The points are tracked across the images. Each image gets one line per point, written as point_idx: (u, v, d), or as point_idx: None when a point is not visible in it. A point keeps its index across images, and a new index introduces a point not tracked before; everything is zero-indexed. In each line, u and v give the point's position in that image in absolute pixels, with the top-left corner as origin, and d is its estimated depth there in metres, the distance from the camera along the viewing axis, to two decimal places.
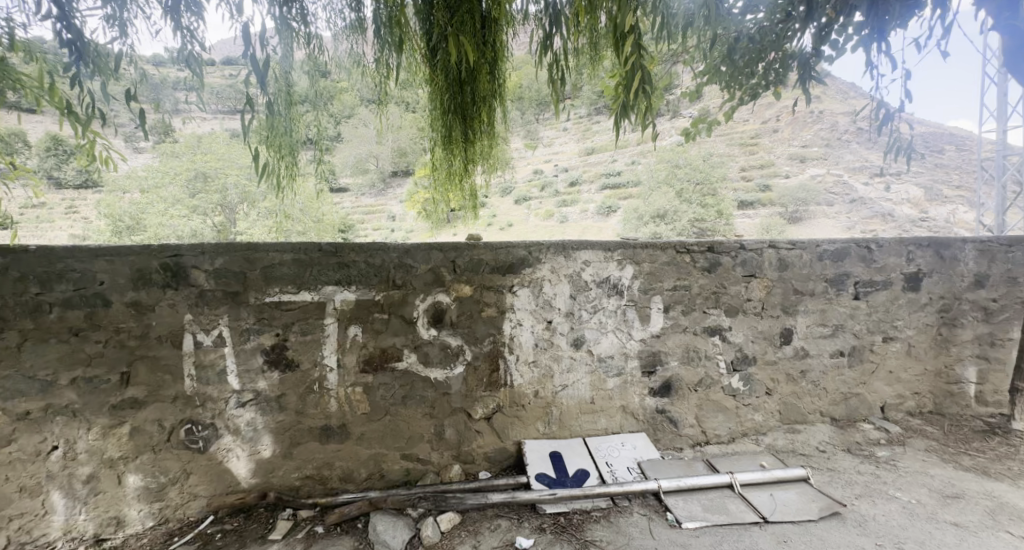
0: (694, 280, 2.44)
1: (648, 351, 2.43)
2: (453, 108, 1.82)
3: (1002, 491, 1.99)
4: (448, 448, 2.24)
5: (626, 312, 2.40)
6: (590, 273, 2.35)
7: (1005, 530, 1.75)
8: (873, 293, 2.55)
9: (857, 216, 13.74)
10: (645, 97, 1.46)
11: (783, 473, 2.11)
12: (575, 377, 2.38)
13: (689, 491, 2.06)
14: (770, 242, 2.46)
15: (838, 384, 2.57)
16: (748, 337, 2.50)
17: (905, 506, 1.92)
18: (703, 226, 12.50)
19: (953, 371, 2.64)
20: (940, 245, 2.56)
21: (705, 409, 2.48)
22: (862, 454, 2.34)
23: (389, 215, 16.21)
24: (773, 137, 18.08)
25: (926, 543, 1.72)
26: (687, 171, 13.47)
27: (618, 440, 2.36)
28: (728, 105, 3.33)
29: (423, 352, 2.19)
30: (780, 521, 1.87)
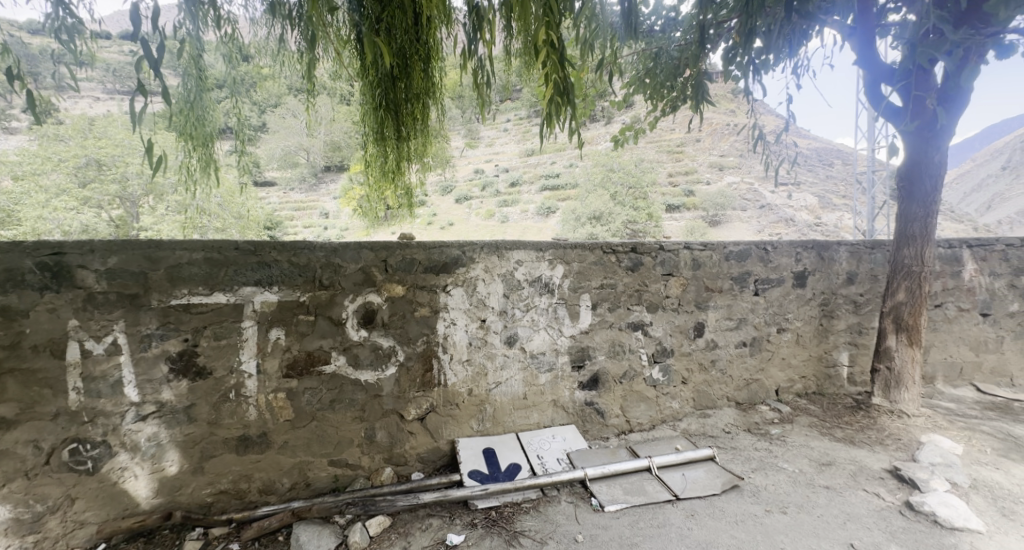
0: (619, 278, 2.60)
1: (577, 347, 2.55)
2: (385, 103, 1.79)
3: (864, 456, 2.33)
4: (379, 451, 2.19)
5: (557, 309, 2.50)
6: (522, 272, 2.41)
7: (864, 489, 2.06)
8: (770, 290, 2.88)
9: (765, 220, 15.22)
10: (567, 106, 1.51)
11: (694, 454, 2.31)
12: (508, 374, 2.43)
13: (612, 477, 2.20)
14: (685, 243, 2.69)
15: (741, 371, 2.86)
16: (666, 331, 2.71)
17: (790, 475, 2.20)
18: (635, 228, 13.21)
19: (832, 356, 3.04)
20: (822, 248, 2.95)
21: (629, 399, 2.65)
22: (759, 432, 2.63)
23: (320, 211, 15.33)
24: (695, 146, 19.62)
25: (804, 505, 1.98)
26: (621, 176, 14.16)
27: (549, 433, 2.46)
28: (652, 116, 3.58)
29: (352, 354, 2.13)
30: (689, 497, 2.06)
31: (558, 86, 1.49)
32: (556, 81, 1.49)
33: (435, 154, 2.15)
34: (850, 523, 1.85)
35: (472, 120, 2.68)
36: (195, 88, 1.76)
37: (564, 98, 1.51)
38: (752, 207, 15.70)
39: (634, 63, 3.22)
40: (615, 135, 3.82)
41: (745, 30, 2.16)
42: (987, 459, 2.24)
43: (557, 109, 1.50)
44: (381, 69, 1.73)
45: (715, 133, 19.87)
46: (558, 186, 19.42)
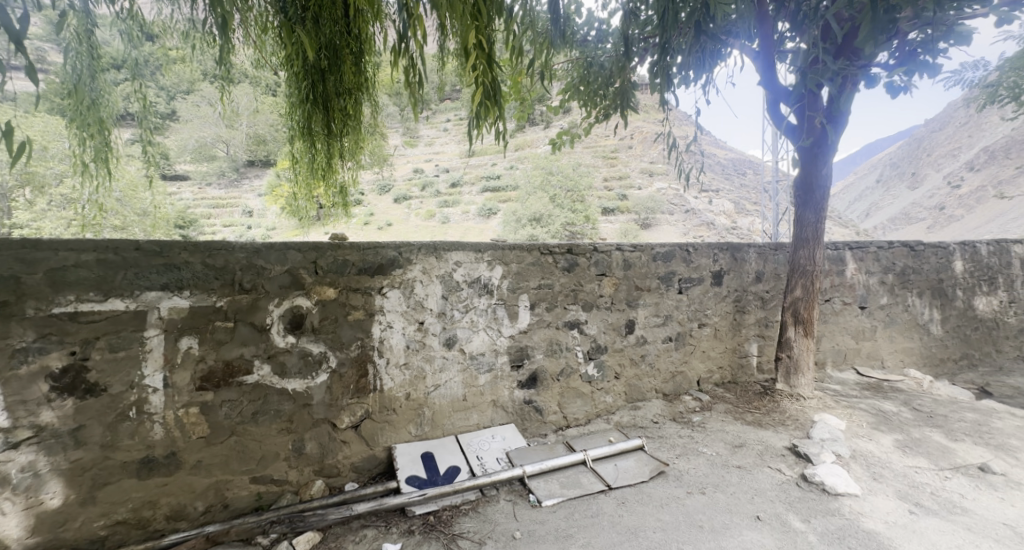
0: (556, 279, 2.67)
1: (516, 346, 2.59)
2: (312, 96, 1.71)
3: (769, 436, 2.59)
4: (308, 463, 2.08)
5: (496, 310, 2.53)
6: (461, 273, 2.41)
7: (770, 466, 2.29)
8: (692, 288, 3.10)
9: (689, 224, 16.37)
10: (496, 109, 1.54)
11: (624, 445, 2.44)
12: (447, 376, 2.41)
13: (549, 472, 2.26)
14: (617, 245, 2.83)
15: (668, 364, 3.06)
16: (600, 329, 2.83)
17: (708, 458, 2.39)
18: (573, 230, 13.59)
19: (744, 347, 3.34)
20: (735, 249, 3.24)
21: (566, 395, 2.74)
22: (682, 421, 2.83)
23: (242, 208, 14.18)
24: (627, 153, 20.77)
25: (720, 484, 2.16)
26: (559, 179, 14.59)
27: (488, 434, 2.47)
28: (588, 122, 3.72)
29: (278, 362, 2.01)
30: (620, 486, 2.17)
31: (487, 89, 1.53)
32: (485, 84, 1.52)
33: (367, 150, 2.08)
34: (757, 498, 2.04)
35: (411, 118, 2.63)
36: (87, 68, 1.55)
37: (493, 101, 1.54)
38: (678, 211, 16.82)
39: (570, 71, 3.34)
40: (554, 139, 3.92)
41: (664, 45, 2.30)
42: (864, 432, 2.59)
43: (486, 114, 1.55)
44: (306, 60, 1.64)
45: (645, 141, 21.07)
46: (498, 188, 19.56)
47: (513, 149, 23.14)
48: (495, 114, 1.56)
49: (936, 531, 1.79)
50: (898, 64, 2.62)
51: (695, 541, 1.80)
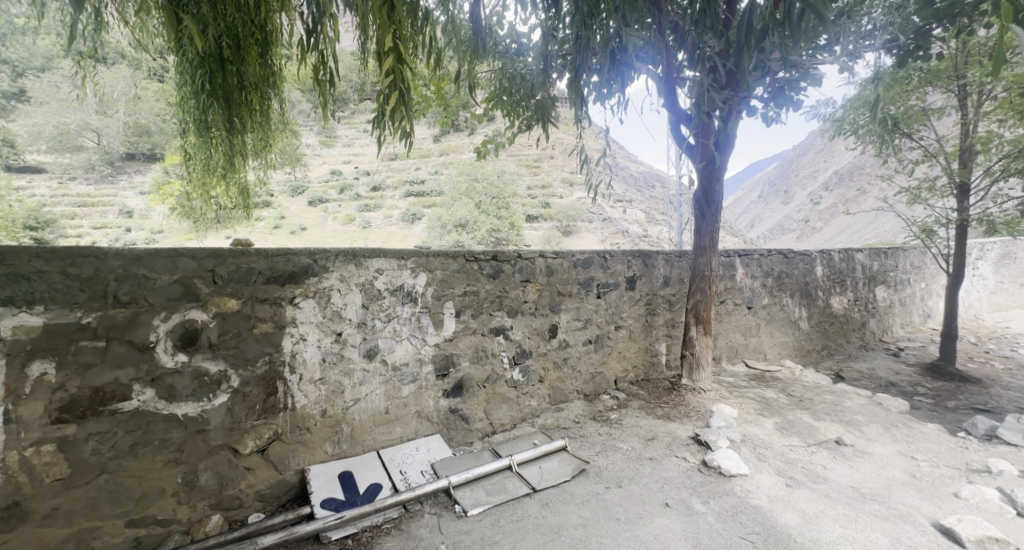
0: (481, 285, 2.68)
1: (441, 354, 2.56)
2: (208, 86, 1.55)
3: (676, 427, 2.82)
4: (203, 497, 1.87)
5: (420, 318, 2.47)
6: (383, 281, 2.32)
7: (678, 455, 2.49)
8: (608, 292, 3.29)
9: (607, 231, 17.38)
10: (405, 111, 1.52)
11: (548, 447, 2.50)
12: (368, 389, 2.31)
13: (475, 480, 2.25)
14: (540, 252, 2.91)
15: (588, 366, 3.21)
16: (525, 334, 2.88)
17: (624, 453, 2.54)
18: (498, 236, 13.75)
19: (655, 347, 3.61)
20: (646, 257, 3.50)
21: (491, 402, 2.75)
22: (602, 419, 2.98)
23: (119, 206, 12.40)
24: (550, 164, 21.69)
25: (634, 476, 2.31)
26: (485, 187, 14.80)
27: (412, 446, 2.40)
28: (512, 132, 3.81)
29: (165, 385, 1.78)
30: (544, 488, 2.22)
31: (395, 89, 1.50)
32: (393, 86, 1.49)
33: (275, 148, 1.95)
34: (665, 486, 2.21)
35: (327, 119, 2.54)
36: None
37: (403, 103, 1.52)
38: (596, 219, 17.79)
39: (494, 80, 3.42)
40: (478, 147, 3.95)
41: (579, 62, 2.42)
42: (752, 418, 2.92)
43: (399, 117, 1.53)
44: (206, 45, 1.49)
45: (566, 152, 22.11)
46: (422, 193, 19.26)
47: (437, 155, 22.93)
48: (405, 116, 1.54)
49: (806, 499, 2.06)
50: (771, 98, 3.03)
51: (613, 533, 1.89)
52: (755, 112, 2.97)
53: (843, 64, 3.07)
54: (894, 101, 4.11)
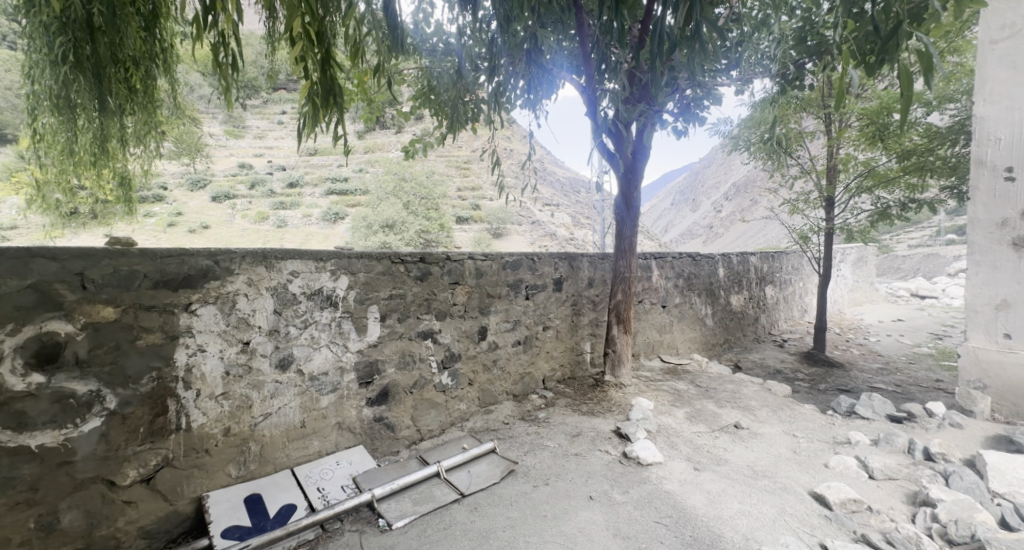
0: (408, 288, 2.60)
1: (365, 361, 2.43)
2: (71, 59, 1.50)
3: (600, 422, 2.94)
4: (67, 542, 1.59)
5: (341, 323, 2.33)
6: (298, 284, 2.16)
7: (602, 448, 2.60)
8: (537, 293, 3.35)
9: (535, 234, 17.81)
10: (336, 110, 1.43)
11: (477, 450, 2.48)
12: (280, 402, 2.13)
13: (401, 491, 2.16)
14: (469, 254, 2.88)
15: (517, 366, 3.23)
16: (454, 337, 2.84)
17: (552, 450, 2.59)
18: (428, 237, 13.48)
19: (580, 346, 3.73)
20: (572, 259, 3.62)
21: (419, 408, 2.67)
22: (530, 418, 3.02)
23: None
24: (480, 165, 21.84)
25: (561, 473, 2.36)
26: (413, 186, 14.49)
27: (332, 461, 2.25)
28: (440, 133, 3.76)
29: (14, 412, 1.50)
30: (473, 492, 2.19)
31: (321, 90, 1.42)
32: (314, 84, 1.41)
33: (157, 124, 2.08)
34: (590, 480, 2.29)
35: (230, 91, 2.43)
36: None
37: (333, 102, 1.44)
38: (525, 222, 18.15)
39: (420, 78, 3.36)
40: (405, 146, 3.84)
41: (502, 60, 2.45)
42: (666, 409, 3.14)
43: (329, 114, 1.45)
44: (72, 13, 1.41)
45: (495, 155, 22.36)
46: (345, 192, 18.36)
47: (361, 152, 21.98)
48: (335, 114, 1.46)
49: (711, 481, 2.25)
50: (680, 114, 3.28)
51: (539, 531, 1.92)
52: (666, 125, 3.21)
53: (739, 86, 3.43)
54: (778, 123, 4.69)
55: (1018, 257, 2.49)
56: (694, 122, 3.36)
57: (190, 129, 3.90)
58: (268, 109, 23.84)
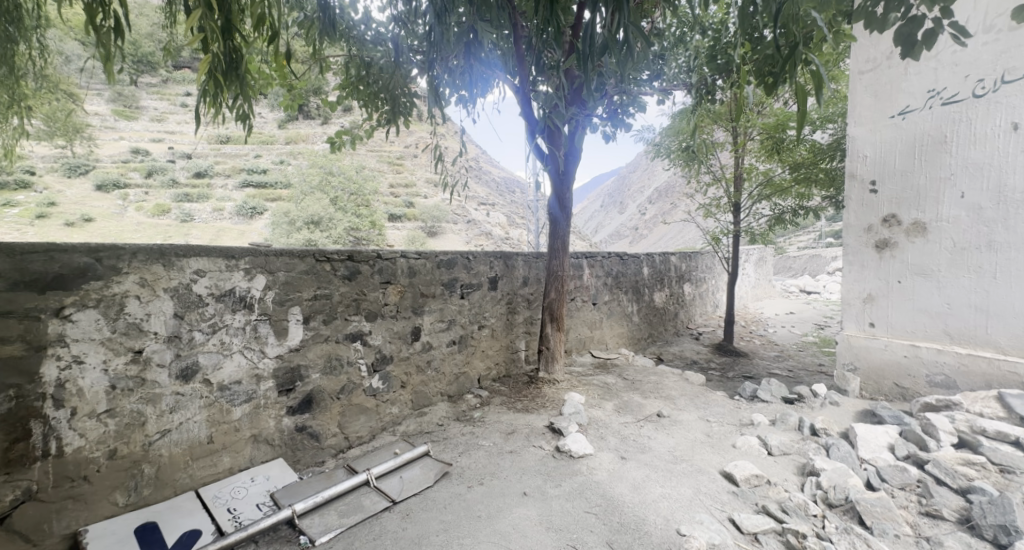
0: (335, 288, 2.45)
1: (285, 367, 2.26)
2: None
3: (534, 418, 2.97)
4: None
5: (257, 327, 2.15)
6: (204, 285, 1.96)
7: (536, 444, 2.63)
8: (471, 292, 3.31)
9: (471, 232, 17.74)
10: (239, 85, 1.37)
11: (410, 454, 2.40)
12: (181, 417, 1.92)
13: (326, 504, 2.03)
14: (401, 252, 2.78)
15: (452, 367, 3.18)
16: (385, 339, 2.72)
17: (486, 449, 2.58)
18: (358, 235, 12.89)
19: (515, 344, 3.75)
20: (507, 257, 3.63)
21: (347, 414, 2.53)
22: (465, 419, 2.98)
23: None
24: (414, 161, 21.40)
25: (495, 472, 2.35)
26: (341, 181, 13.84)
27: (245, 477, 2.07)
28: (369, 125, 3.60)
29: None
30: (405, 499, 2.11)
31: (219, 65, 1.31)
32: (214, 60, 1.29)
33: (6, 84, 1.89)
34: (524, 476, 2.31)
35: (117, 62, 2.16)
36: None
37: (236, 76, 1.36)
38: (460, 221, 18.00)
39: (346, 66, 3.18)
40: (331, 138, 3.61)
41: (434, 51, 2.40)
42: (596, 402, 3.26)
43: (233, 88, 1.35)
44: None
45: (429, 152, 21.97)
46: (264, 185, 17.01)
47: (282, 143, 20.48)
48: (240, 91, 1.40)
49: (635, 468, 2.37)
50: (609, 119, 3.44)
51: (473, 531, 1.90)
52: (596, 129, 3.33)
53: (660, 96, 3.65)
54: (694, 133, 5.08)
55: (879, 258, 2.88)
56: (622, 127, 3.53)
57: (65, 107, 3.37)
58: (170, 90, 21.39)
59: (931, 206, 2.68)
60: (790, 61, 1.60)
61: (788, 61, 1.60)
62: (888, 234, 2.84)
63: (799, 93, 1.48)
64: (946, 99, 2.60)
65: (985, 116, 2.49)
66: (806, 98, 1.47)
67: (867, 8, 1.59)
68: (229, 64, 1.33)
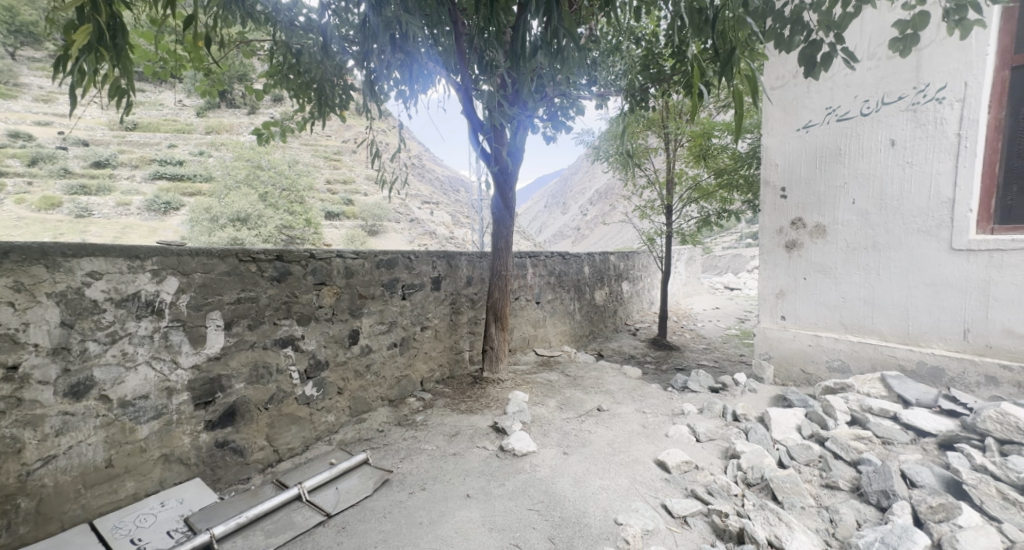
0: (262, 290, 2.28)
1: (202, 379, 2.07)
2: None
3: (478, 418, 2.95)
4: None
5: (168, 334, 1.95)
6: (100, 289, 1.75)
7: (480, 445, 2.61)
8: (413, 293, 3.22)
9: (414, 232, 17.36)
10: (114, 56, 1.36)
11: (347, 464, 2.28)
12: (71, 440, 1.70)
13: (251, 524, 1.88)
14: (337, 251, 2.64)
15: (393, 370, 3.07)
16: (320, 343, 2.58)
17: (429, 453, 2.52)
18: (292, 233, 12.17)
19: (460, 344, 3.70)
20: (450, 257, 3.57)
21: (276, 425, 2.36)
22: (407, 423, 2.89)
23: None
24: (353, 157, 20.59)
25: (438, 475, 2.30)
26: (271, 176, 12.98)
27: (154, 502, 1.87)
28: (300, 117, 3.39)
29: None
30: (341, 511, 2.01)
31: (97, 35, 1.30)
32: (94, 30, 1.28)
33: None
34: (467, 477, 2.28)
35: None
36: None
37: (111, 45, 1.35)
38: (402, 220, 17.57)
39: (274, 53, 2.96)
40: (258, 128, 3.35)
41: (368, 39, 2.33)
42: (539, 399, 3.30)
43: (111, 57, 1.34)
44: None
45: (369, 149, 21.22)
46: (181, 178, 15.55)
47: (202, 133, 18.81)
48: (112, 62, 1.39)
49: (576, 462, 2.42)
50: (549, 121, 3.49)
51: (414, 539, 1.84)
52: (537, 130, 3.36)
53: (598, 101, 3.76)
54: (630, 138, 5.31)
55: (788, 257, 3.17)
56: (562, 129, 3.60)
57: None
58: None
59: (829, 211, 2.98)
60: (728, 65, 1.68)
61: (724, 68, 1.70)
62: (795, 236, 3.13)
63: (739, 96, 1.56)
64: (840, 116, 2.91)
65: (870, 132, 2.81)
66: (748, 97, 1.52)
67: (777, 30, 1.81)
68: (109, 35, 1.32)
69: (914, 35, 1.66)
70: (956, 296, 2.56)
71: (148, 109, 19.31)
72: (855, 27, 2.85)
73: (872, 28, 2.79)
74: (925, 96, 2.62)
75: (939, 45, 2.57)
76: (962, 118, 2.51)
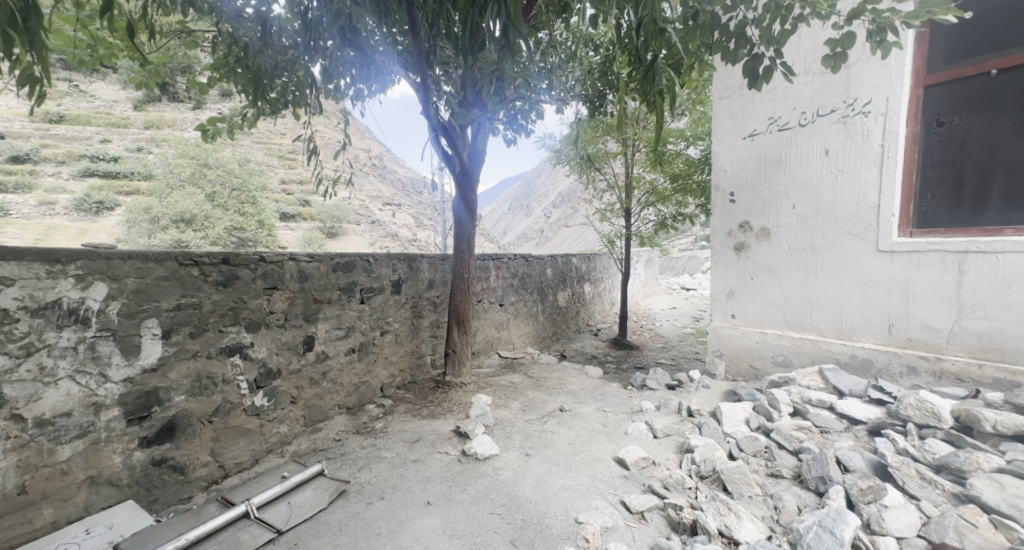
0: (205, 296, 2.14)
1: (136, 392, 1.92)
2: None
3: (440, 423, 2.90)
4: None
5: (96, 345, 1.80)
6: (13, 297, 1.60)
7: (442, 450, 2.56)
8: (372, 297, 3.13)
9: (375, 234, 16.97)
10: (27, 39, 1.24)
11: (300, 477, 2.18)
12: None
13: (193, 546, 1.76)
14: (290, 254, 2.53)
15: (351, 377, 2.96)
16: (271, 351, 2.45)
17: (389, 461, 2.45)
18: (242, 235, 11.56)
19: (421, 348, 3.63)
20: (411, 260, 3.50)
21: (222, 439, 2.22)
22: (366, 431, 2.80)
23: None
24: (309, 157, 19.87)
25: (397, 484, 2.24)
26: (220, 174, 12.30)
27: (78, 529, 1.71)
28: (249, 114, 3.24)
29: None
30: (293, 527, 1.91)
31: (6, 15, 1.19)
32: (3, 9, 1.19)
33: None
34: (428, 484, 2.23)
35: None
36: None
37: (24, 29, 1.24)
38: (363, 222, 17.11)
39: (220, 46, 2.80)
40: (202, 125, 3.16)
41: (318, 33, 2.27)
42: (502, 402, 3.29)
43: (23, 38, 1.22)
44: None
45: None
46: (116, 176, 14.44)
47: (140, 127, 17.54)
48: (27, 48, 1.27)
49: (538, 464, 2.43)
50: (510, 123, 3.49)
51: None
52: (498, 133, 3.36)
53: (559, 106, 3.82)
54: (589, 142, 5.41)
55: (737, 258, 3.34)
56: (522, 132, 3.62)
57: None
58: None
59: (773, 215, 3.16)
60: (650, 74, 1.79)
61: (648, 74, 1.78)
62: (743, 238, 3.30)
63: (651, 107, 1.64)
64: (780, 126, 3.10)
65: (807, 142, 3.00)
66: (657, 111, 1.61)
67: (724, 44, 1.92)
68: (22, 17, 1.22)
69: (843, 53, 1.81)
70: (882, 293, 2.77)
71: (77, 101, 17.83)
72: (793, 42, 3.05)
73: (808, 45, 2.99)
74: (854, 109, 2.82)
75: (864, 63, 2.77)
76: (885, 131, 2.72)
